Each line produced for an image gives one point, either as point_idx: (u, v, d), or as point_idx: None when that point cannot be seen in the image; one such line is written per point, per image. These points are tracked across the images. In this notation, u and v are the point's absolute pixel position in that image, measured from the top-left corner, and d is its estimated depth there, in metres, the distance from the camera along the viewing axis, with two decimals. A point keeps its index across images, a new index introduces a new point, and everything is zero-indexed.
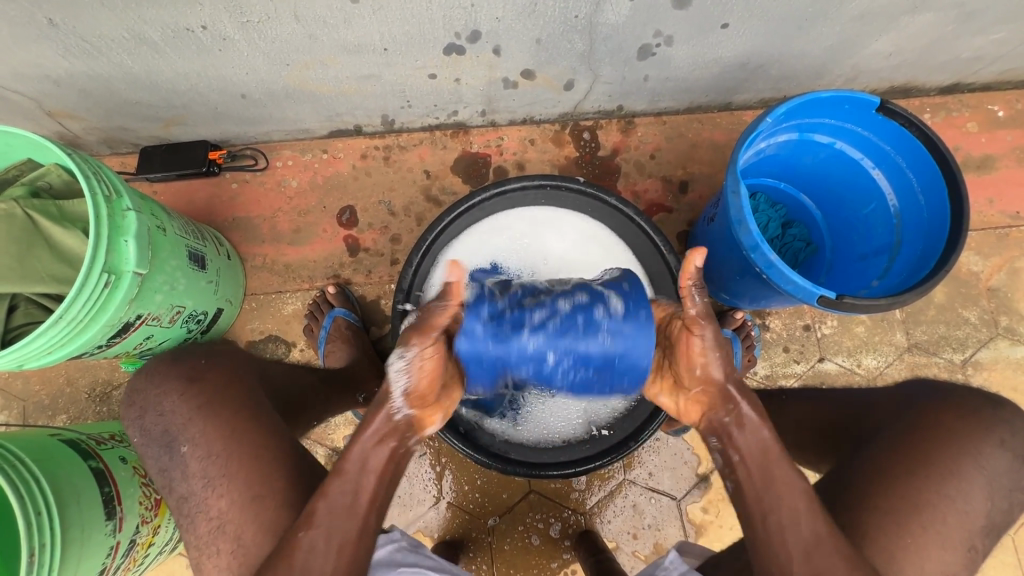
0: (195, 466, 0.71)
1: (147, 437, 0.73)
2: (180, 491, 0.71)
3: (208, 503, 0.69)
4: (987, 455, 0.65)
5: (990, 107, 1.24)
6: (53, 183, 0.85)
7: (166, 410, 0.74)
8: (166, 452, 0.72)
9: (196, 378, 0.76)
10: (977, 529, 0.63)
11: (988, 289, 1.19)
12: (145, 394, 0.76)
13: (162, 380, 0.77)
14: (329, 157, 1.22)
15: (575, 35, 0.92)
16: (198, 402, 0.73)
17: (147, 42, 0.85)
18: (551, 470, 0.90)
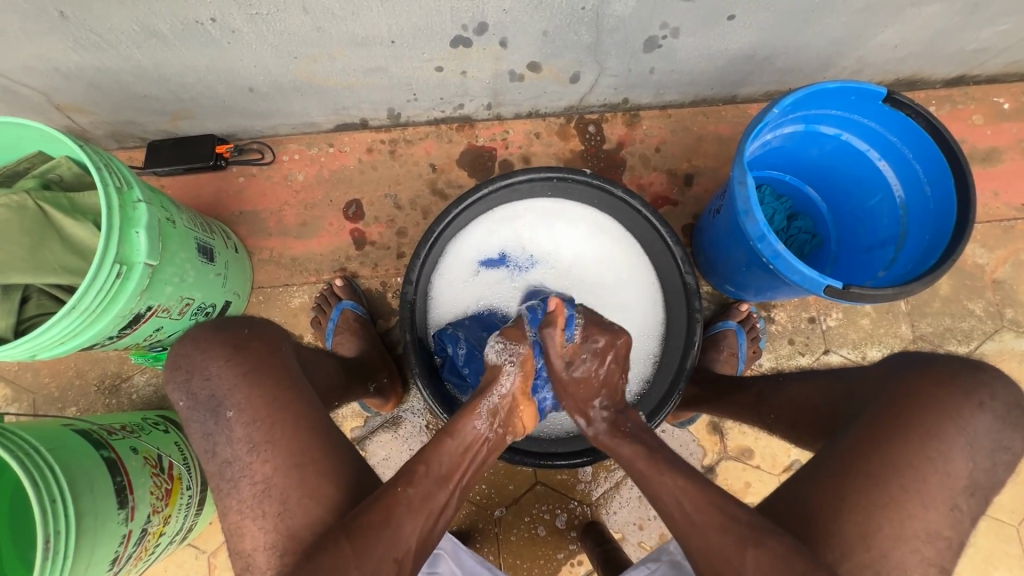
0: (240, 432, 0.67)
1: (193, 400, 0.69)
2: (224, 456, 0.67)
3: (253, 468, 0.65)
4: (966, 416, 0.64)
5: (995, 100, 1.24)
6: (64, 175, 0.85)
7: (213, 375, 0.70)
8: (212, 417, 0.68)
9: (242, 346, 0.72)
10: (959, 489, 0.62)
11: (994, 282, 1.20)
12: (190, 358, 0.71)
13: (210, 345, 0.72)
14: (335, 150, 1.22)
15: (582, 27, 0.93)
16: (243, 369, 0.70)
17: (156, 35, 0.85)
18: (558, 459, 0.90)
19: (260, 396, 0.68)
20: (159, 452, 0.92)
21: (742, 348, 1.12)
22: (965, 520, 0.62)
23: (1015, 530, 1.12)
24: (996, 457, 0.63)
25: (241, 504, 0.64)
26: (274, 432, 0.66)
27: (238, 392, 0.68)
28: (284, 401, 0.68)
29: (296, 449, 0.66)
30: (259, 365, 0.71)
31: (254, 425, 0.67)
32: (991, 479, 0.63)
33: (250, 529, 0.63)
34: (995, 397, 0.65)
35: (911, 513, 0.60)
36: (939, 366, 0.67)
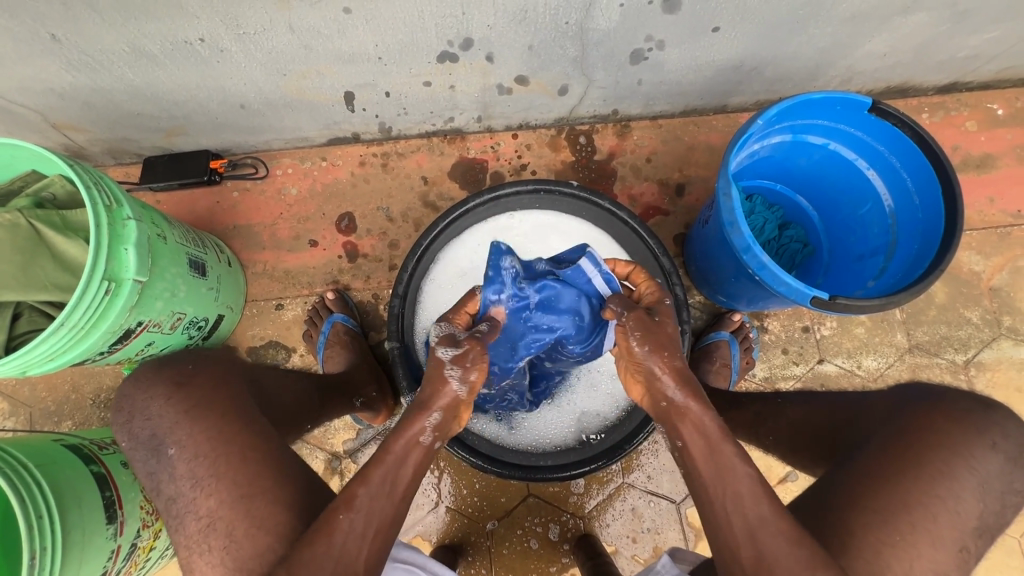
0: (182, 469, 0.65)
1: (134, 441, 0.68)
2: (168, 493, 0.66)
3: (197, 503, 0.64)
4: (977, 455, 0.61)
5: (989, 106, 1.24)
6: (57, 194, 0.87)
7: (154, 415, 0.69)
8: (154, 456, 0.68)
9: (183, 382, 0.72)
10: (969, 530, 0.59)
11: (990, 289, 1.18)
12: (133, 399, 0.72)
13: (150, 385, 0.72)
14: (328, 164, 1.24)
15: (567, 41, 0.93)
16: (184, 406, 0.69)
17: (147, 55, 0.87)
18: (545, 473, 0.90)
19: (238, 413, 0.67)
20: None
21: (734, 358, 1.11)
22: (971, 561, 0.59)
23: (1018, 542, 1.10)
24: (1006, 500, 0.60)
25: (188, 543, 0.63)
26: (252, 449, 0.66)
27: (178, 431, 0.67)
28: None
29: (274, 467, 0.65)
30: (199, 402, 0.70)
31: (239, 440, 0.66)
32: (1000, 520, 0.61)
33: (199, 567, 0.62)
34: (982, 412, 0.63)
35: (903, 532, 0.58)
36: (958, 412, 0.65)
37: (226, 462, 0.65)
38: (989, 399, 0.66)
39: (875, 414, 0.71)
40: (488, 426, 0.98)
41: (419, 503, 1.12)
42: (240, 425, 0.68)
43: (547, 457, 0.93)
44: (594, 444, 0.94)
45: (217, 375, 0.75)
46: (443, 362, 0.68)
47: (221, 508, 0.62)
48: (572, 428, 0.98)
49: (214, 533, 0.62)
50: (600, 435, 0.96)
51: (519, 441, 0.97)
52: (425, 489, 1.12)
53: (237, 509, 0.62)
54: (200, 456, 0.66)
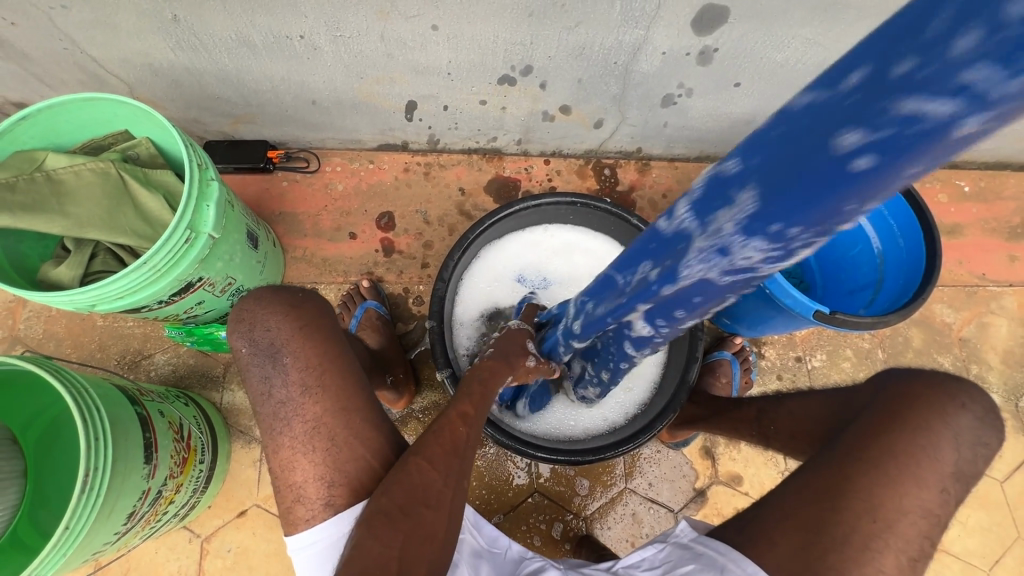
0: (295, 376, 0.69)
1: (254, 346, 0.70)
2: (278, 398, 0.69)
3: (303, 407, 0.68)
4: None
5: (957, 183, 1.43)
6: (141, 154, 0.94)
7: (272, 327, 0.72)
8: (269, 362, 0.70)
9: (299, 304, 0.74)
10: None
11: (960, 339, 1.32)
12: (252, 311, 0.72)
13: (268, 300, 0.74)
14: (374, 167, 1.34)
15: (612, 79, 1.08)
16: (301, 323, 0.72)
17: (249, 44, 0.98)
18: (561, 456, 0.95)
19: (317, 346, 0.72)
20: (181, 420, 0.96)
21: (735, 377, 1.21)
22: None
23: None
24: (976, 451, 0.65)
25: (276, 449, 0.68)
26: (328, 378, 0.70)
27: (294, 344, 0.71)
28: (334, 355, 0.72)
29: (335, 400, 0.69)
30: (315, 322, 0.74)
31: (315, 368, 0.70)
32: (974, 470, 0.65)
33: (284, 474, 0.66)
34: None
35: None
36: None
37: (332, 377, 0.71)
38: None
39: None
40: (507, 416, 1.06)
41: None
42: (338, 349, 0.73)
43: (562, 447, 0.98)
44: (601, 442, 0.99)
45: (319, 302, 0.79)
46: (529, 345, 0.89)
47: (311, 420, 0.68)
48: (577, 424, 1.08)
49: (306, 441, 0.67)
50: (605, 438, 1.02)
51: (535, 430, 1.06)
52: None
53: (333, 427, 0.68)
54: (310, 368, 0.70)
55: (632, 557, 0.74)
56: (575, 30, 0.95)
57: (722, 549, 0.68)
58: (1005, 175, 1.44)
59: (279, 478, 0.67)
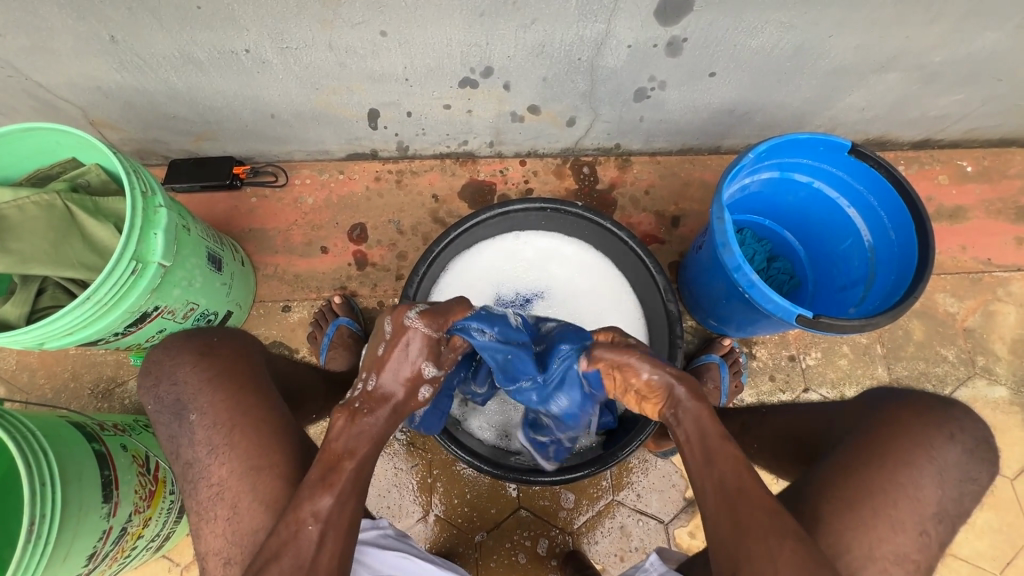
0: (201, 435, 0.73)
1: (160, 403, 0.75)
2: (186, 457, 0.73)
3: (211, 469, 0.71)
4: (936, 446, 0.74)
5: (959, 163, 1.35)
6: (92, 182, 0.91)
7: (179, 380, 0.77)
8: (176, 419, 0.75)
9: (209, 352, 0.79)
10: (929, 518, 0.70)
11: (965, 329, 1.25)
12: (160, 364, 0.79)
13: (180, 350, 0.80)
14: (344, 178, 1.30)
15: (578, 76, 1.03)
16: (208, 373, 0.77)
17: (194, 61, 0.94)
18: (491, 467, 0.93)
19: (223, 398, 0.74)
20: (147, 453, 0.94)
21: (724, 381, 1.15)
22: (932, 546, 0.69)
23: None
24: (955, 487, 0.72)
25: (199, 509, 0.70)
26: (233, 434, 0.72)
27: (200, 398, 0.74)
28: (243, 406, 0.74)
29: (244, 454, 0.71)
30: (225, 369, 0.78)
31: (220, 425, 0.72)
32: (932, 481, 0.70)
33: (205, 536, 0.69)
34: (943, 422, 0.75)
35: (877, 530, 0.68)
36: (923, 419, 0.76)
37: (242, 432, 0.72)
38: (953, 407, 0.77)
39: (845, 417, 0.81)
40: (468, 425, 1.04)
41: (409, 511, 1.12)
42: (250, 398, 0.75)
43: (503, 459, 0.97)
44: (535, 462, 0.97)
45: (239, 349, 0.83)
46: (422, 379, 0.74)
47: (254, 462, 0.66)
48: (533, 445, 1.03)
49: (223, 501, 0.69)
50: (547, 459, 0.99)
51: (481, 446, 1.00)
52: (415, 496, 1.12)
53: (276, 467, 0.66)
54: (217, 424, 0.73)
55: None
56: (531, 27, 0.89)
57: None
58: (1011, 152, 1.36)
59: (201, 541, 0.69)
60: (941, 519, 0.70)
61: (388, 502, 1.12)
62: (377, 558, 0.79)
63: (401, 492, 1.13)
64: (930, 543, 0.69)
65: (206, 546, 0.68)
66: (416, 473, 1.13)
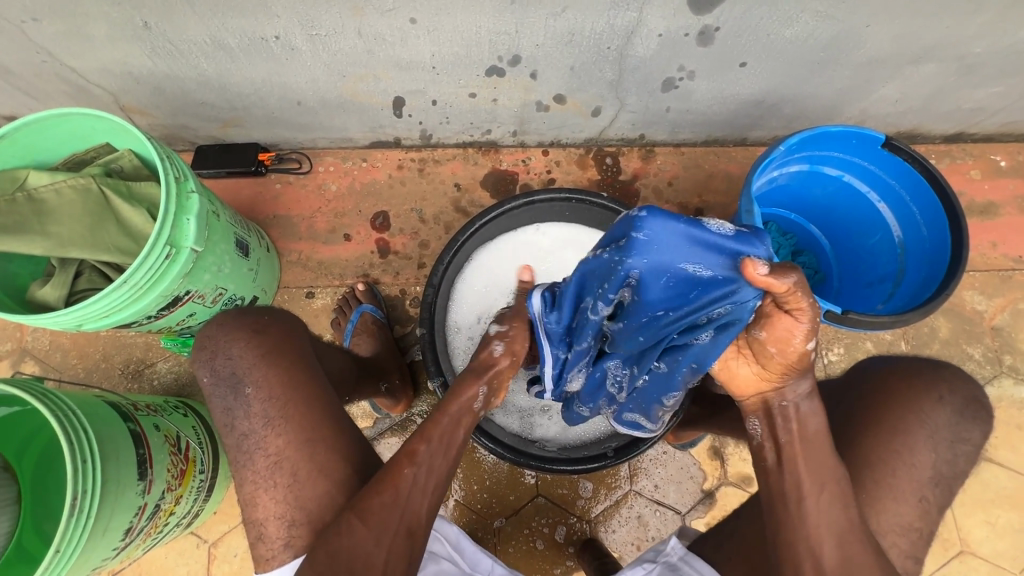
0: (258, 408, 0.75)
1: (216, 377, 0.77)
2: (241, 430, 0.75)
3: (268, 440, 0.74)
4: (963, 441, 0.74)
5: (992, 157, 1.31)
6: (125, 167, 0.93)
7: (235, 355, 0.78)
8: (231, 393, 0.76)
9: (260, 330, 0.81)
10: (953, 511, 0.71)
11: (992, 328, 1.23)
12: (215, 340, 0.80)
13: (232, 327, 0.80)
14: (368, 165, 1.31)
15: (606, 65, 1.02)
16: (262, 349, 0.78)
17: (225, 48, 0.95)
18: (509, 448, 0.96)
19: (278, 373, 0.77)
20: (178, 433, 0.96)
21: None
22: None
23: None
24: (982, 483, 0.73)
25: (249, 483, 0.73)
26: (287, 409, 0.75)
27: (256, 372, 0.77)
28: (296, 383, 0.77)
29: (298, 429, 0.74)
30: (276, 346, 0.79)
31: (276, 398, 0.75)
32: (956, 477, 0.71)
33: (263, 503, 0.72)
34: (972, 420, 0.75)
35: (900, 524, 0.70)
36: None
37: (296, 409, 0.75)
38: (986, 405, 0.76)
39: None
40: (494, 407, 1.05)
41: None
42: (294, 376, 0.77)
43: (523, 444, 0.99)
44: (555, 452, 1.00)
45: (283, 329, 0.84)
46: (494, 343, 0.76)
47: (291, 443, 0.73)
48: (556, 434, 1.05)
49: (282, 471, 0.72)
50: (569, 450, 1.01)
51: (504, 434, 1.00)
52: None
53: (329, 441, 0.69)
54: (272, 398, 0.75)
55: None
56: (561, 15, 0.88)
57: (703, 569, 0.75)
58: None
59: (257, 509, 0.72)
60: (937, 483, 0.73)
61: None
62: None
63: None
64: (932, 510, 0.72)
65: (256, 517, 0.72)
66: None
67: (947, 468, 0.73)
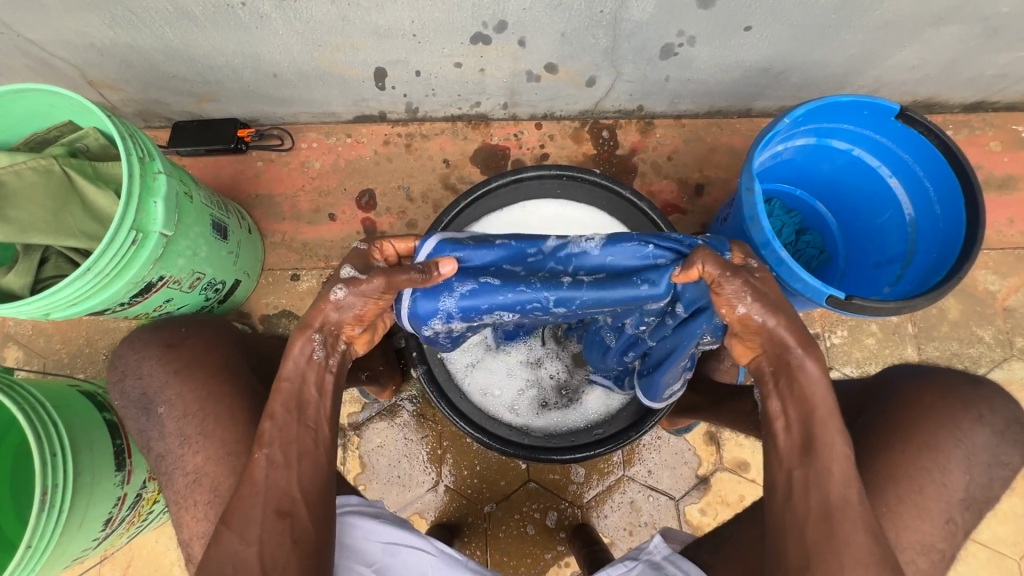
0: (171, 427, 0.78)
1: (126, 399, 0.81)
2: (157, 450, 0.79)
3: (185, 459, 0.76)
4: (967, 433, 0.71)
5: (1015, 127, 1.23)
6: (90, 146, 0.88)
7: (144, 374, 0.81)
8: (144, 414, 0.80)
9: (173, 345, 0.84)
10: (954, 506, 0.70)
11: (1004, 309, 1.18)
12: (127, 360, 0.83)
13: (144, 345, 0.84)
14: (352, 141, 1.25)
15: (600, 30, 0.94)
16: (173, 366, 0.81)
17: (188, 16, 0.89)
18: (470, 426, 0.93)
19: (196, 389, 0.80)
20: None
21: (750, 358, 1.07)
22: (956, 534, 0.70)
23: (1016, 564, 1.09)
24: (984, 478, 0.70)
25: (178, 499, 0.76)
26: (225, 417, 0.77)
27: (167, 390, 0.80)
28: (235, 390, 0.79)
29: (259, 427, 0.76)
30: (193, 360, 0.82)
31: (193, 415, 0.78)
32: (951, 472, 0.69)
33: (187, 522, 0.75)
34: (981, 415, 0.72)
35: (902, 522, 0.69)
36: (952, 410, 0.73)
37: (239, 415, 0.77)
38: (995, 405, 0.73)
39: (871, 403, 0.79)
40: (468, 381, 0.98)
41: (420, 481, 1.12)
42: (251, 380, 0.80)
43: (490, 422, 0.96)
44: (526, 436, 0.96)
45: (215, 337, 0.87)
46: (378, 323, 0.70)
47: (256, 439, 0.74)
48: (534, 415, 0.99)
49: (202, 488, 0.75)
50: (540, 434, 0.97)
51: (475, 410, 0.96)
52: (426, 467, 1.13)
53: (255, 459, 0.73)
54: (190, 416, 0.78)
55: (602, 572, 0.78)
56: None
57: (688, 569, 0.74)
58: None
59: (184, 528, 0.75)
60: (967, 506, 0.70)
61: (398, 471, 1.12)
62: (367, 534, 0.80)
63: (411, 462, 1.13)
64: (956, 531, 0.70)
65: (186, 534, 0.74)
66: (426, 444, 1.13)
67: (950, 460, 0.70)
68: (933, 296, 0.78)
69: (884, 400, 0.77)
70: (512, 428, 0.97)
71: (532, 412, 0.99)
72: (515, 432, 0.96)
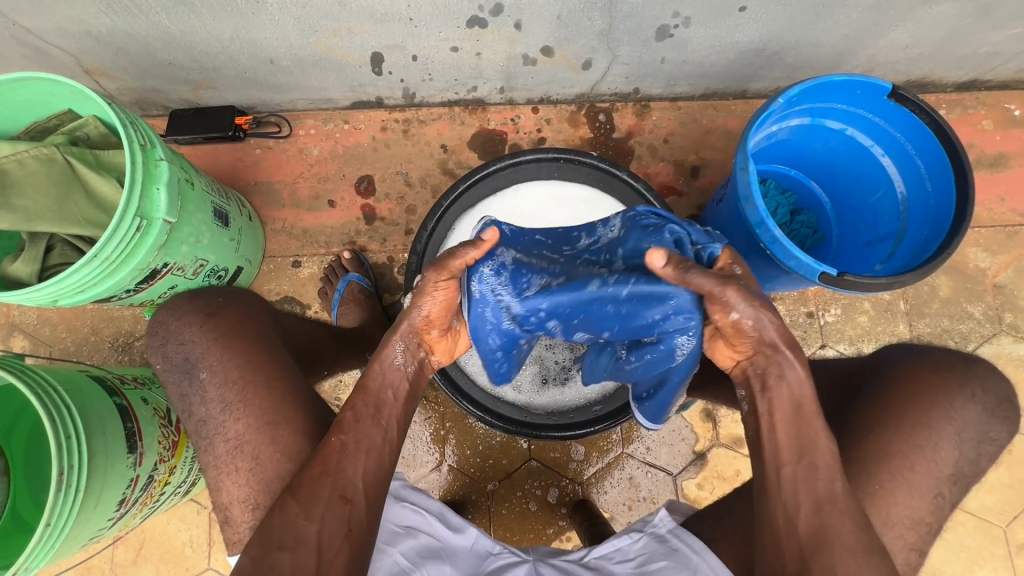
0: (205, 398, 0.79)
1: (169, 363, 0.82)
2: (198, 416, 0.80)
3: (224, 427, 0.78)
4: (955, 404, 0.74)
5: (1006, 106, 1.25)
6: (90, 134, 0.89)
7: (187, 340, 0.83)
8: (185, 378, 0.81)
9: (214, 313, 0.85)
10: (940, 474, 0.72)
11: (994, 286, 1.20)
12: (166, 326, 0.85)
13: (184, 312, 0.86)
14: (350, 127, 1.26)
15: (595, 12, 0.95)
16: (208, 337, 0.83)
17: (185, 2, 0.89)
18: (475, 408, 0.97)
19: (222, 363, 0.81)
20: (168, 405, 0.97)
21: None
22: (942, 500, 0.72)
23: (1002, 532, 1.13)
24: (969, 447, 0.73)
25: (215, 466, 0.77)
26: (242, 396, 0.79)
27: (197, 363, 0.81)
28: (254, 367, 0.81)
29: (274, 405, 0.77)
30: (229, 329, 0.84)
31: (225, 388, 0.79)
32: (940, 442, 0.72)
33: (226, 489, 0.76)
34: (967, 387, 0.75)
35: (889, 489, 0.71)
36: (940, 383, 0.75)
37: (256, 392, 0.79)
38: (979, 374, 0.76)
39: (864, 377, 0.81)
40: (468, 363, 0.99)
41: (424, 461, 1.15)
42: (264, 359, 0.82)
43: (495, 403, 0.99)
44: (532, 415, 0.99)
45: (237, 311, 0.88)
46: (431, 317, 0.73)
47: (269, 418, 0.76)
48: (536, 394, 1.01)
49: (237, 460, 0.77)
50: (544, 413, 0.99)
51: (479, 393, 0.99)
52: (430, 448, 1.15)
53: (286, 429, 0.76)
54: (219, 388, 0.80)
55: (608, 542, 0.81)
56: None
57: (693, 543, 0.77)
58: None
59: (221, 495, 0.77)
60: (955, 481, 0.73)
61: (403, 451, 1.15)
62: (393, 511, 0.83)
63: (415, 442, 1.15)
64: (944, 505, 0.73)
65: (222, 502, 0.76)
66: (429, 425, 1.15)
67: (937, 429, 0.73)
68: (919, 273, 0.80)
69: (878, 378, 0.79)
70: (517, 407, 0.99)
71: (535, 391, 1.00)
72: (520, 412, 0.99)
